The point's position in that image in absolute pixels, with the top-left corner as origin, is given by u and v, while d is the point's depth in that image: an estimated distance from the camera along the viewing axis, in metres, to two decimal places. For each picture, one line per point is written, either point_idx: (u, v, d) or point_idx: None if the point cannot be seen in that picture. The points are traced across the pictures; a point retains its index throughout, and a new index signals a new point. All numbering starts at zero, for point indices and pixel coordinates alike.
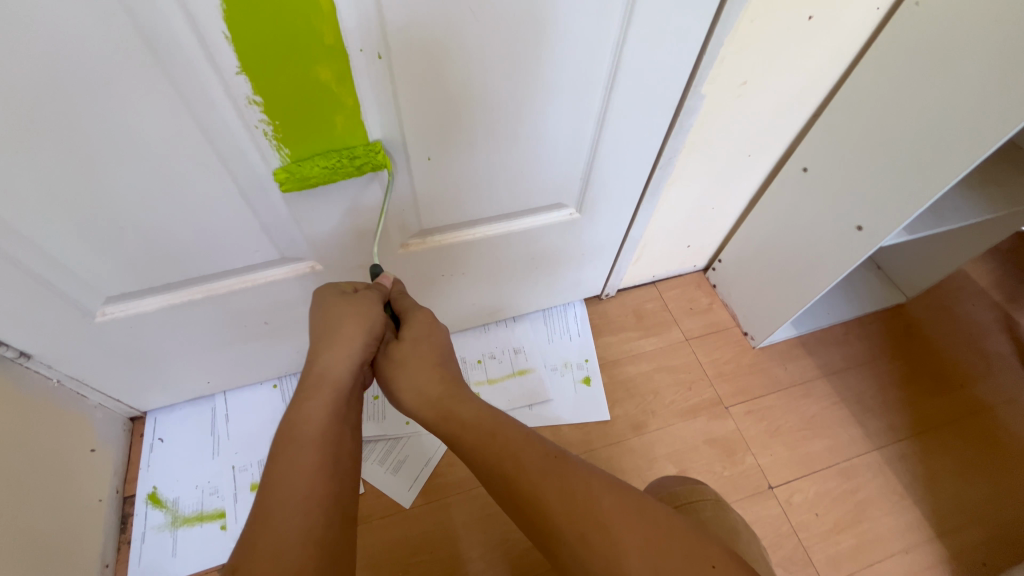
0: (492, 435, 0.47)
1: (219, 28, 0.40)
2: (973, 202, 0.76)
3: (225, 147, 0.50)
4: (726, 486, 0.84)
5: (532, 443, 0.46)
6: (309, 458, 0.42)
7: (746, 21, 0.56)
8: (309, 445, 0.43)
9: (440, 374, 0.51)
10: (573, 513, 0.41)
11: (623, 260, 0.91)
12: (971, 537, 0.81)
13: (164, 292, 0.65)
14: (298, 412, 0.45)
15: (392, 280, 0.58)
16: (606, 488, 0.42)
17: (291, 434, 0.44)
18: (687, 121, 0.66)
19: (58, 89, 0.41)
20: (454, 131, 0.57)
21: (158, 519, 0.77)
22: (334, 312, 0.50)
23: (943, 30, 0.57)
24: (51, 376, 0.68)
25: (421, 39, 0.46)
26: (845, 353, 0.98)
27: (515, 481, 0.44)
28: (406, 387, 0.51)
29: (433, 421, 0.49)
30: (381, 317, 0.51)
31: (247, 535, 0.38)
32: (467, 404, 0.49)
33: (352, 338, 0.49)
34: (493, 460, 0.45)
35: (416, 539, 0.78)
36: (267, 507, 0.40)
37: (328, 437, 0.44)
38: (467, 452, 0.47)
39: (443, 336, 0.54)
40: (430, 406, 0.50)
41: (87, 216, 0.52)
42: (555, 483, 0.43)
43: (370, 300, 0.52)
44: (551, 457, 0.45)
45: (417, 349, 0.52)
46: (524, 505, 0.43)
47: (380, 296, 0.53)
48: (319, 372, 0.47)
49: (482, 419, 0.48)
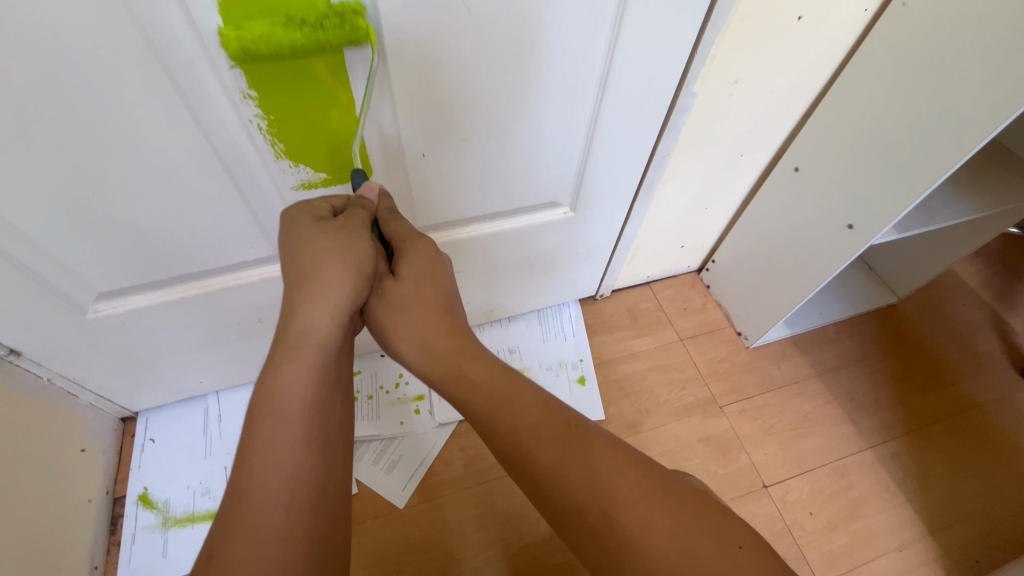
0: (509, 402, 0.46)
1: (215, 23, 0.40)
2: (961, 201, 0.77)
3: (220, 140, 0.50)
4: (721, 484, 0.84)
5: (551, 415, 0.45)
6: (292, 433, 0.41)
7: (737, 21, 0.57)
8: (292, 420, 0.41)
9: (445, 326, 0.49)
10: (596, 488, 0.41)
11: (618, 259, 0.92)
12: (964, 534, 0.82)
13: (157, 289, 0.64)
14: (276, 381, 0.42)
15: (378, 194, 0.53)
16: (628, 465, 0.42)
17: (270, 405, 0.41)
18: (680, 120, 0.66)
19: (52, 81, 0.41)
20: (449, 130, 0.57)
21: (149, 520, 0.76)
22: (313, 251, 0.45)
23: (930, 31, 0.58)
24: (42, 375, 0.68)
25: (416, 38, 0.47)
26: (837, 352, 0.99)
27: (535, 454, 0.43)
28: (407, 336, 0.49)
29: (440, 377, 0.48)
30: (369, 250, 0.46)
31: (227, 511, 0.38)
32: (479, 362, 0.48)
33: (337, 285, 0.45)
34: (511, 428, 0.45)
35: (410, 538, 0.78)
36: (248, 484, 0.39)
37: (313, 407, 0.42)
38: (483, 422, 0.46)
39: (444, 273, 0.51)
40: (437, 363, 0.48)
41: (79, 210, 0.51)
42: (577, 457, 0.43)
43: (353, 229, 0.47)
44: (572, 429, 0.44)
45: (417, 291, 0.49)
46: (544, 479, 0.43)
47: (365, 218, 0.49)
48: (302, 329, 0.44)
49: (497, 380, 0.47)
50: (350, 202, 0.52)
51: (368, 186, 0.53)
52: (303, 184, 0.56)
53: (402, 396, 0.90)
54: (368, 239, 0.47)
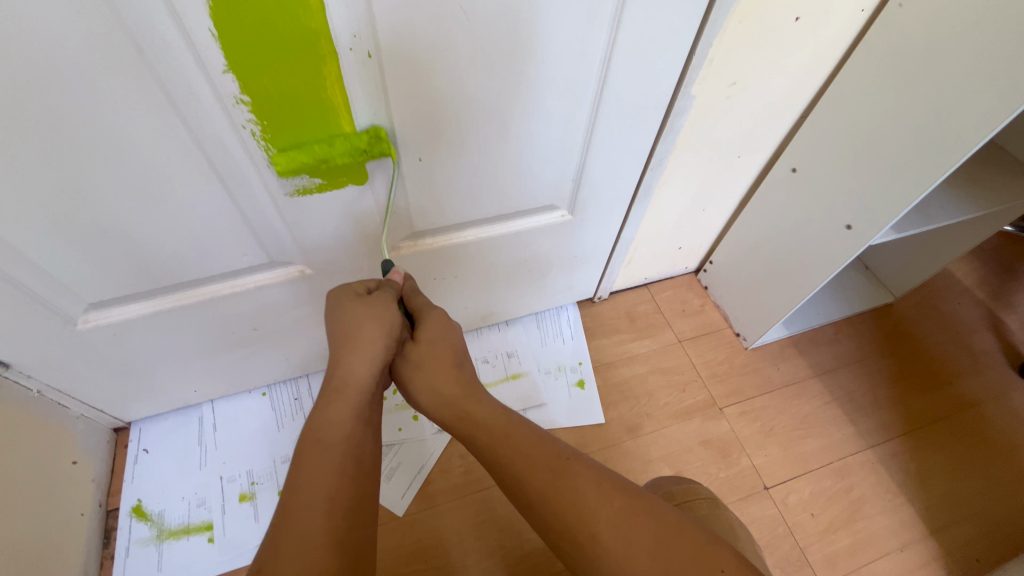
0: (504, 434, 0.46)
1: (206, 26, 0.39)
2: (957, 200, 0.77)
3: (213, 148, 0.49)
4: (722, 487, 0.84)
5: (543, 444, 0.45)
6: (332, 461, 0.42)
7: (734, 21, 0.56)
8: (334, 449, 0.42)
9: (457, 377, 0.49)
10: (584, 513, 0.41)
11: (615, 262, 0.91)
12: (965, 534, 0.82)
13: (150, 298, 0.63)
14: (322, 416, 0.44)
15: (404, 277, 0.56)
16: (617, 490, 0.42)
17: (316, 436, 0.43)
18: (678, 123, 0.66)
19: (38, 90, 0.40)
20: (445, 132, 0.56)
21: (143, 532, 0.75)
22: (349, 314, 0.48)
23: (928, 31, 0.58)
24: (31, 387, 0.66)
25: (411, 40, 0.46)
26: (836, 352, 0.99)
27: (526, 481, 0.43)
28: (423, 389, 0.49)
29: (450, 423, 0.48)
30: (396, 317, 0.49)
31: (269, 536, 0.38)
32: (482, 404, 0.48)
33: (372, 341, 0.47)
34: (505, 460, 0.45)
35: (410, 547, 0.77)
36: (289, 505, 0.39)
37: (352, 439, 0.44)
38: (480, 452, 0.47)
39: (460, 338, 0.52)
40: (446, 406, 0.48)
41: (69, 220, 0.50)
42: (566, 484, 0.42)
43: (384, 298, 0.50)
44: (562, 458, 0.44)
45: (435, 349, 0.50)
46: (535, 506, 0.43)
47: (393, 295, 0.51)
48: (341, 378, 0.46)
49: (497, 418, 0.47)
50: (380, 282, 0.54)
51: (393, 271, 0.55)
52: (299, 191, 0.55)
53: (400, 402, 0.89)
54: (395, 310, 0.49)
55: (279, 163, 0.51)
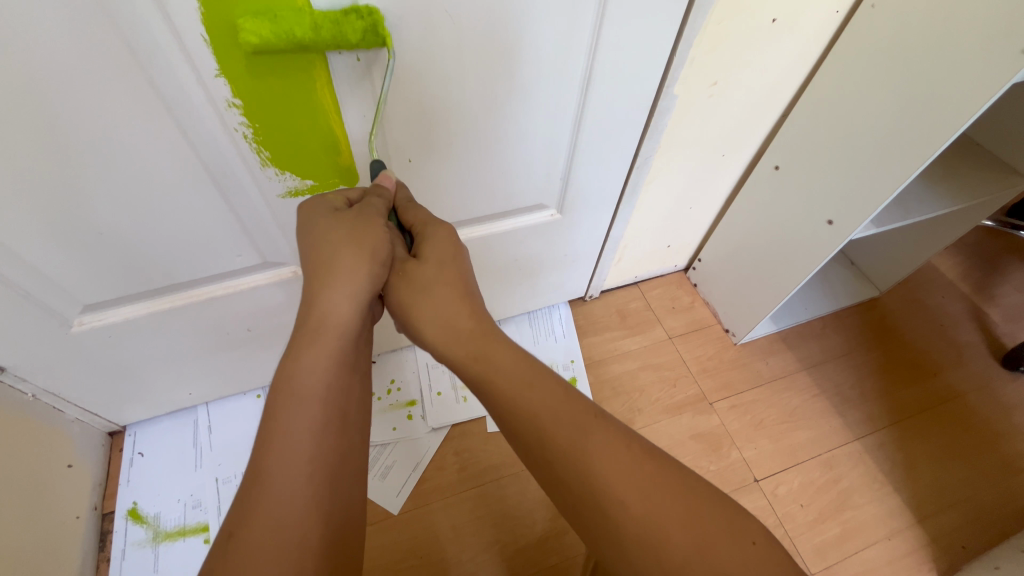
0: (529, 385, 0.45)
1: (198, 32, 0.40)
2: (937, 194, 0.78)
3: (206, 150, 0.50)
4: (713, 480, 0.85)
5: (570, 401, 0.45)
6: (311, 416, 0.42)
7: (713, 23, 0.58)
8: (310, 404, 0.42)
9: (466, 308, 0.49)
10: (612, 476, 0.41)
11: (605, 260, 0.92)
12: (951, 521, 0.83)
13: (144, 300, 0.64)
14: (296, 365, 0.43)
15: (394, 182, 0.54)
16: (646, 456, 0.42)
17: (289, 390, 0.42)
18: (662, 122, 0.68)
19: (34, 93, 0.41)
20: (435, 135, 0.58)
21: (139, 535, 0.75)
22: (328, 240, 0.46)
23: (900, 30, 0.60)
24: (27, 391, 0.67)
25: (399, 44, 0.47)
26: (822, 346, 1.00)
27: (552, 438, 0.43)
28: (429, 318, 0.49)
29: (462, 361, 0.48)
30: (383, 237, 0.47)
31: (245, 496, 0.38)
32: (500, 349, 0.47)
33: (354, 271, 0.45)
34: (529, 411, 0.44)
35: (406, 544, 0.78)
36: (266, 464, 0.39)
37: (332, 390, 0.43)
38: (501, 403, 0.46)
39: (465, 261, 0.52)
40: (458, 343, 0.48)
41: (63, 222, 0.51)
42: (594, 442, 0.42)
43: (369, 216, 0.47)
44: (590, 416, 0.44)
45: (440, 273, 0.50)
46: (560, 464, 0.42)
47: (381, 207, 0.49)
48: (321, 314, 0.45)
49: (518, 365, 0.46)
50: (365, 193, 0.51)
51: (385, 173, 0.53)
52: (290, 193, 0.57)
53: (394, 402, 0.90)
54: (383, 225, 0.47)
55: (245, 36, 0.39)
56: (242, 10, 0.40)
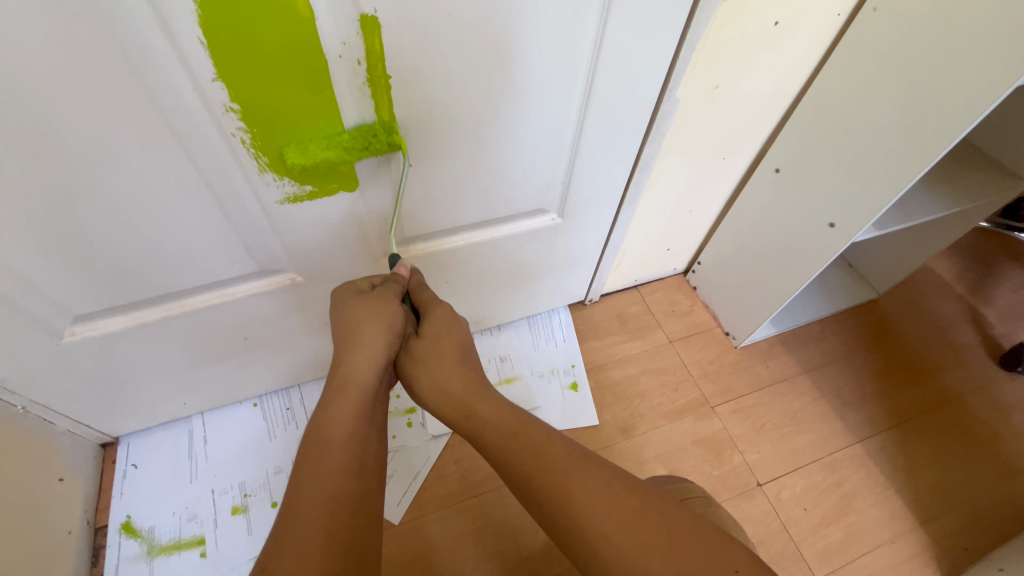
0: (514, 433, 0.46)
1: (194, 34, 0.39)
2: (936, 196, 0.79)
3: (203, 156, 0.49)
4: (716, 484, 0.85)
5: (554, 443, 0.45)
6: (335, 461, 0.42)
7: (715, 26, 0.58)
8: (337, 447, 0.42)
9: (462, 371, 0.49)
10: (595, 513, 0.40)
11: (606, 264, 0.92)
12: (953, 524, 0.83)
13: (137, 310, 0.63)
14: (324, 416, 0.44)
15: (410, 271, 0.57)
16: (629, 491, 0.42)
17: (317, 435, 0.43)
18: (664, 126, 0.67)
19: (24, 99, 0.39)
20: (434, 140, 0.57)
21: (133, 549, 0.73)
22: (353, 310, 0.50)
23: (901, 33, 0.60)
24: (16, 403, 0.65)
25: (401, 48, 0.46)
26: (822, 349, 1.00)
27: (536, 481, 0.43)
28: (428, 384, 0.49)
29: (455, 419, 0.48)
30: (398, 312, 0.50)
31: (274, 535, 0.38)
32: (488, 402, 0.48)
33: (374, 336, 0.48)
34: (515, 459, 0.44)
35: (406, 555, 0.76)
36: (291, 506, 0.39)
37: (354, 439, 0.44)
38: (489, 450, 0.46)
39: (466, 335, 0.53)
40: (451, 404, 0.48)
41: (55, 230, 0.50)
42: (577, 482, 0.42)
43: (387, 296, 0.51)
44: (574, 457, 0.44)
45: (439, 344, 0.51)
46: (546, 506, 0.42)
47: (398, 291, 0.53)
48: (344, 374, 0.47)
49: (504, 415, 0.47)
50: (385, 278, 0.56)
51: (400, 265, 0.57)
52: (289, 199, 0.55)
53: (393, 410, 0.89)
54: (398, 305, 0.51)
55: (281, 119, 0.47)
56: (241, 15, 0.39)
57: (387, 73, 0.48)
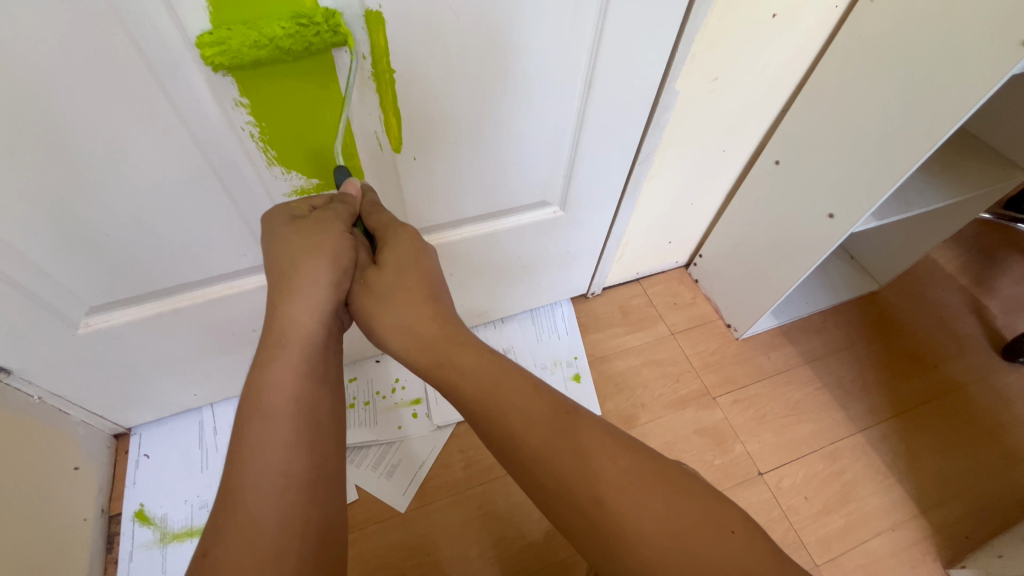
0: (498, 389, 0.45)
1: (206, 31, 0.40)
2: (936, 186, 0.79)
3: (213, 149, 0.50)
4: (718, 474, 0.86)
5: (541, 399, 0.44)
6: (282, 429, 0.41)
7: (713, 19, 0.59)
8: (282, 414, 0.41)
9: (431, 310, 0.49)
10: (584, 471, 0.41)
11: (607, 256, 0.93)
12: (955, 511, 0.84)
13: (149, 302, 0.64)
14: (262, 377, 0.43)
15: (360, 189, 0.54)
16: (620, 448, 0.42)
17: (260, 402, 0.41)
18: (663, 118, 0.68)
19: (42, 93, 0.41)
20: (437, 134, 0.58)
21: (146, 536, 0.75)
22: (288, 247, 0.46)
23: (898, 25, 0.60)
24: (33, 393, 0.67)
25: (404, 43, 0.48)
26: (824, 340, 1.01)
27: (525, 439, 0.43)
28: (393, 325, 0.48)
29: (427, 367, 0.48)
30: (344, 244, 0.47)
31: (223, 511, 0.38)
32: (468, 350, 0.47)
33: (315, 278, 0.45)
34: (498, 415, 0.44)
35: (412, 542, 0.78)
36: (239, 483, 0.39)
37: (301, 402, 0.43)
38: (470, 406, 0.45)
39: (427, 263, 0.51)
40: (422, 349, 0.48)
41: (71, 222, 0.51)
42: (566, 439, 0.42)
43: (327, 219, 0.47)
44: (562, 414, 0.44)
45: (401, 276, 0.49)
46: (535, 466, 0.42)
47: (345, 214, 0.49)
48: (282, 325, 0.45)
49: (485, 367, 0.46)
50: (331, 198, 0.52)
51: (348, 182, 0.52)
52: (296, 191, 0.57)
53: (398, 401, 0.90)
54: (342, 229, 0.47)
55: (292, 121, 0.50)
56: (250, 13, 0.40)
57: (391, 68, 0.49)
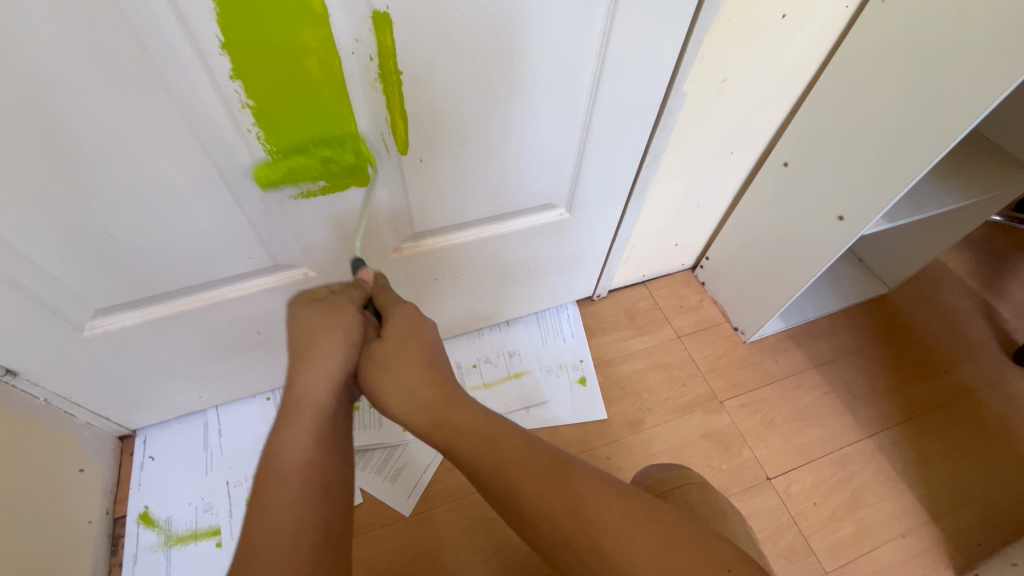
0: (492, 442, 0.44)
1: (213, 32, 0.40)
2: (947, 189, 0.78)
3: (220, 153, 0.50)
4: (725, 479, 0.85)
5: (534, 451, 0.44)
6: (292, 494, 0.40)
7: (723, 20, 0.58)
8: (293, 479, 0.41)
9: (430, 377, 0.47)
10: (582, 524, 0.40)
11: (613, 259, 0.92)
12: (966, 519, 0.83)
13: (155, 304, 0.64)
14: (277, 442, 0.42)
15: (372, 275, 0.56)
16: (614, 494, 0.41)
17: (274, 466, 0.41)
18: (671, 120, 0.67)
19: (48, 97, 0.41)
20: (444, 136, 0.57)
21: (151, 539, 0.75)
22: (307, 325, 0.47)
23: (909, 25, 0.59)
24: (39, 395, 0.67)
25: (411, 45, 0.47)
26: (832, 344, 1.00)
27: (519, 493, 0.42)
28: (397, 394, 0.46)
29: (426, 429, 0.46)
30: (355, 320, 0.47)
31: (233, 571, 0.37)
32: (463, 410, 0.46)
33: (330, 352, 0.46)
34: (494, 471, 0.43)
35: (417, 547, 0.77)
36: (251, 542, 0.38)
37: (313, 465, 0.42)
38: (466, 462, 0.44)
39: (431, 332, 0.51)
40: (423, 412, 0.46)
41: (78, 226, 0.51)
42: (561, 490, 0.41)
43: (342, 302, 0.49)
44: (555, 465, 0.43)
45: (404, 347, 0.48)
46: (530, 516, 0.42)
47: (359, 298, 0.51)
48: (299, 396, 0.44)
49: (480, 421, 0.45)
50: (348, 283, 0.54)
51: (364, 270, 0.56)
52: (303, 195, 0.57)
53: None
54: (354, 310, 0.48)
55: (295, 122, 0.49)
56: (257, 13, 0.40)
57: (398, 69, 0.49)
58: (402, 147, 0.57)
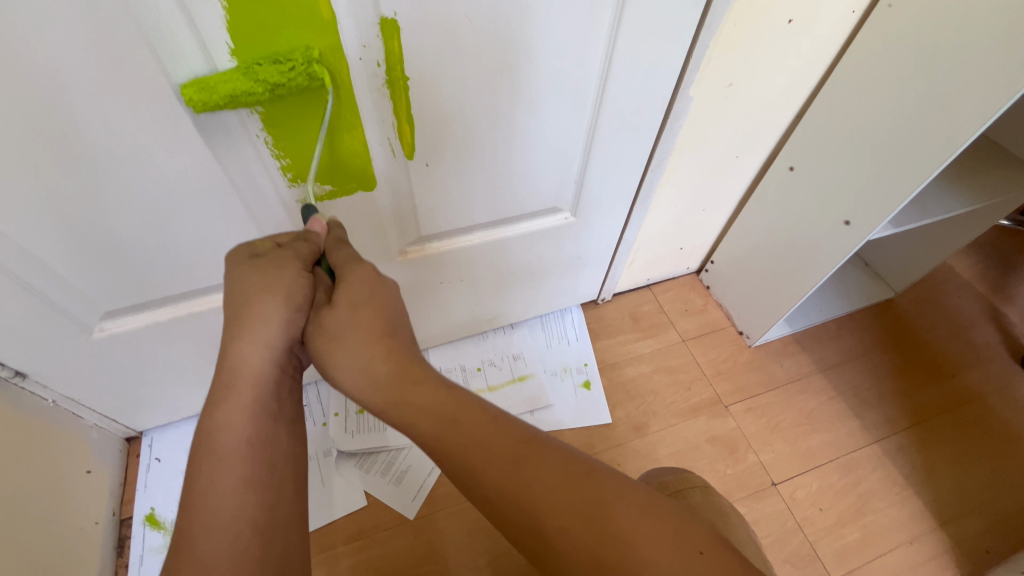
0: (454, 422, 0.41)
1: (223, 39, 0.41)
2: (954, 193, 0.78)
3: (229, 157, 0.50)
4: (730, 484, 0.85)
5: (500, 429, 0.41)
6: (234, 475, 0.40)
7: (729, 25, 0.58)
8: (231, 459, 0.40)
9: (384, 348, 0.44)
10: (551, 507, 0.38)
11: (618, 263, 0.92)
12: (974, 525, 0.82)
13: (162, 307, 0.65)
14: (213, 420, 0.41)
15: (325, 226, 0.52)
16: (585, 475, 0.39)
17: (211, 446, 0.40)
18: (676, 125, 0.68)
19: (59, 103, 0.41)
20: (450, 140, 0.58)
21: (157, 540, 0.75)
22: (245, 286, 0.44)
23: (916, 30, 0.59)
24: (47, 397, 0.67)
25: (419, 50, 0.48)
26: (838, 348, 1.00)
27: (482, 476, 0.39)
28: (348, 368, 0.44)
29: (381, 406, 0.43)
30: (298, 282, 0.45)
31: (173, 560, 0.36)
32: (422, 388, 0.43)
33: (267, 316, 0.44)
34: (455, 452, 0.40)
35: (421, 550, 0.77)
36: (191, 528, 0.37)
37: (255, 442, 0.42)
38: (425, 441, 0.42)
39: (387, 296, 0.47)
40: (376, 389, 0.43)
41: (87, 229, 0.52)
42: (528, 472, 0.39)
43: (285, 260, 0.46)
44: (523, 445, 0.41)
45: (356, 315, 0.45)
46: (496, 502, 0.39)
47: (307, 254, 0.48)
48: (235, 366, 0.43)
49: (440, 400, 0.42)
50: (298, 236, 0.51)
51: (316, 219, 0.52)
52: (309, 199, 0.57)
53: None
54: (296, 269, 0.46)
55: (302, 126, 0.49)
56: (265, 19, 0.40)
57: (406, 75, 0.49)
58: (408, 150, 0.57)
